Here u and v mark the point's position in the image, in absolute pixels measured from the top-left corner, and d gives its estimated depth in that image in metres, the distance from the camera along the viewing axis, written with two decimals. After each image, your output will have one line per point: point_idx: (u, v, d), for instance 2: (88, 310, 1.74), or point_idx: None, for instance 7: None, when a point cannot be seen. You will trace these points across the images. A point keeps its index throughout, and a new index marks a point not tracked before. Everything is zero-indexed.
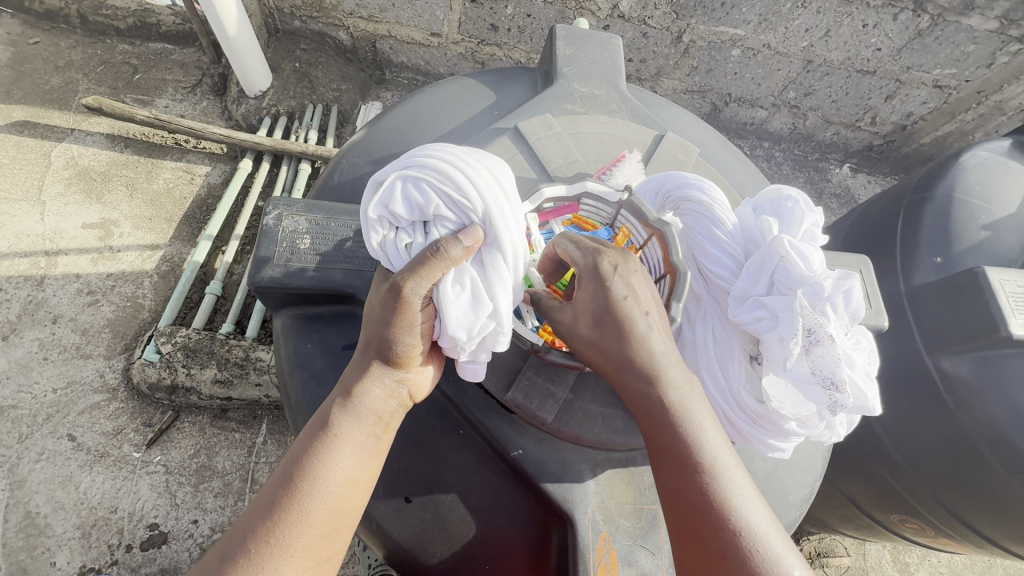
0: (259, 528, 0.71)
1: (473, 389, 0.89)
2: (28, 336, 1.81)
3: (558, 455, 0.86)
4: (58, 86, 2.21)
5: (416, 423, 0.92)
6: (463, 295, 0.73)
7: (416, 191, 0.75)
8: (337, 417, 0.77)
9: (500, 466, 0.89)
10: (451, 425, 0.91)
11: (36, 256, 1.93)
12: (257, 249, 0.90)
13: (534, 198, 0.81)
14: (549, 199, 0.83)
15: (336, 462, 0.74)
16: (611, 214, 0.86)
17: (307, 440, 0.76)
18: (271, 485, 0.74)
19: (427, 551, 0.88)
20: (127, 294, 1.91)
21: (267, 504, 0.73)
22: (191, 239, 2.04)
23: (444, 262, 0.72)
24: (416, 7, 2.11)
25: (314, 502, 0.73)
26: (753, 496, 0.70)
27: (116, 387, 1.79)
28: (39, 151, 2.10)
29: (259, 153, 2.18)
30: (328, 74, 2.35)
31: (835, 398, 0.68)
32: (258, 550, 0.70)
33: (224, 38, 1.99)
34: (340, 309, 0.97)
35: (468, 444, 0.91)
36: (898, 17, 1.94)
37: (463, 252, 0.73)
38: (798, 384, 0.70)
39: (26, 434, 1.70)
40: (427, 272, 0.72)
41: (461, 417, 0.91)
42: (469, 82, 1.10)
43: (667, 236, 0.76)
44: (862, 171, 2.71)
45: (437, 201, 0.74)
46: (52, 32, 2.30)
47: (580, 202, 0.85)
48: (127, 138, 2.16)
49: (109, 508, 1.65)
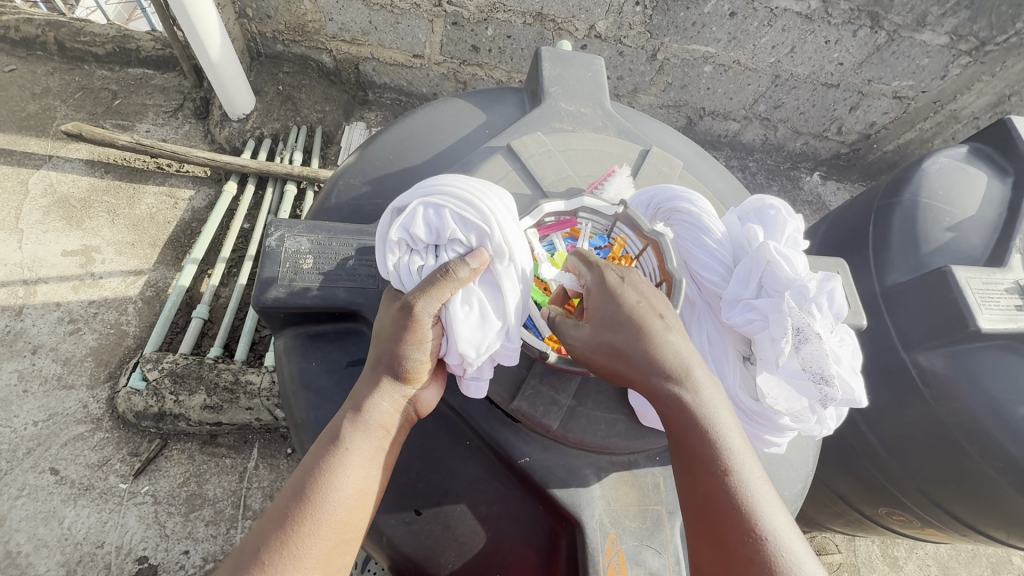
0: (272, 542, 0.72)
1: (478, 400, 0.90)
2: (7, 369, 1.76)
3: (564, 461, 0.88)
4: (36, 113, 2.19)
5: (424, 436, 0.93)
6: (473, 313, 0.77)
7: (432, 216, 0.78)
8: (349, 430, 0.78)
9: (507, 475, 0.90)
10: (458, 436, 0.93)
11: (14, 285, 1.88)
12: (260, 271, 0.91)
13: (534, 213, 0.84)
14: (549, 214, 0.86)
15: (346, 474, 0.76)
16: (607, 225, 0.89)
17: (318, 453, 0.77)
18: (282, 499, 0.75)
19: (439, 562, 0.88)
20: (111, 322, 1.88)
21: (279, 519, 0.73)
22: (176, 263, 2.02)
23: (454, 283, 0.75)
24: (398, 30, 2.16)
25: (325, 515, 0.74)
26: (772, 498, 0.73)
27: (100, 417, 1.74)
28: (16, 179, 2.06)
29: (244, 175, 2.18)
30: (311, 96, 2.37)
31: (825, 392, 0.72)
32: (270, 561, 0.70)
33: (207, 63, 2.00)
34: (343, 327, 0.98)
35: (475, 454, 0.92)
36: (857, 34, 2.05)
37: (474, 274, 0.76)
38: (791, 381, 0.73)
39: (6, 470, 1.65)
40: (436, 292, 0.75)
41: (467, 427, 0.93)
42: (459, 104, 1.14)
43: (661, 246, 0.80)
44: (832, 178, 2.83)
45: (452, 226, 0.77)
46: (28, 59, 2.28)
47: (578, 216, 0.89)
48: (107, 164, 2.14)
49: (95, 543, 1.60)
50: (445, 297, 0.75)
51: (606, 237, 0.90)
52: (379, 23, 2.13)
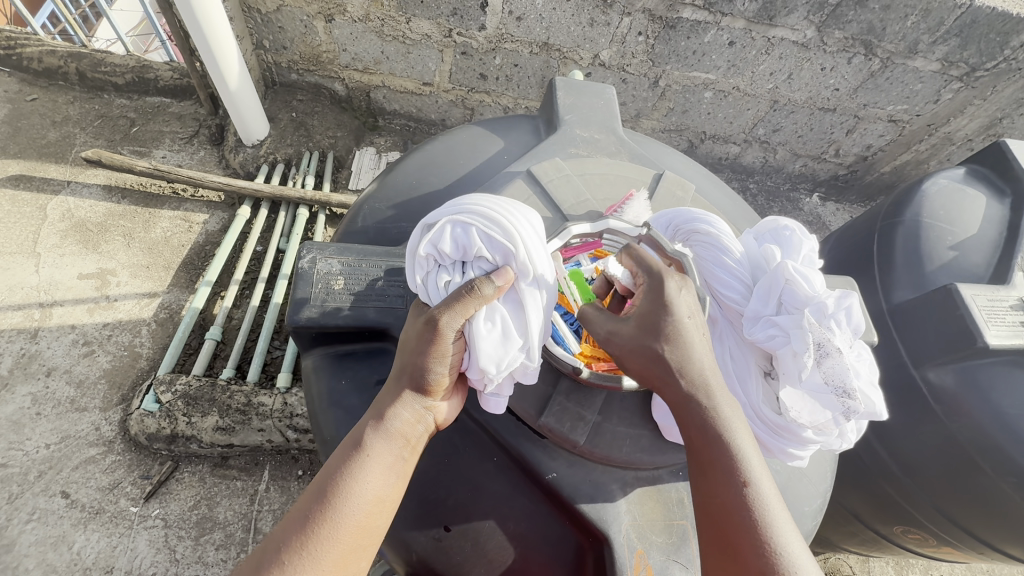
0: (293, 542, 0.74)
1: (505, 416, 0.92)
2: (21, 391, 1.77)
3: (590, 477, 0.89)
4: (56, 140, 2.25)
5: (451, 453, 0.94)
6: (494, 330, 0.80)
7: (462, 234, 0.81)
8: (370, 437, 0.81)
9: (534, 491, 0.91)
10: (485, 453, 0.94)
11: (29, 308, 1.90)
12: (294, 291, 0.94)
13: (563, 235, 0.88)
14: (576, 236, 0.90)
15: (366, 480, 0.78)
16: None
17: (340, 459, 0.80)
18: (304, 500, 0.78)
19: None
20: (125, 344, 1.89)
21: (300, 519, 0.75)
22: (190, 286, 2.04)
23: (477, 300, 0.78)
24: (409, 59, 2.23)
25: (345, 518, 0.76)
26: (779, 502, 0.75)
27: (112, 439, 1.75)
28: (35, 204, 2.10)
29: (257, 199, 2.23)
30: (323, 122, 2.44)
31: (848, 404, 0.74)
32: (291, 560, 0.73)
33: (224, 91, 2.07)
34: (372, 346, 1.00)
35: (502, 471, 0.93)
36: (852, 61, 2.13)
37: (498, 292, 0.80)
38: (814, 394, 0.76)
39: (17, 493, 1.64)
40: (461, 308, 0.78)
41: (494, 443, 0.94)
42: (477, 131, 1.18)
43: (685, 266, 0.82)
44: (831, 199, 2.89)
45: (481, 245, 0.80)
46: (49, 89, 2.35)
47: (602, 238, 0.92)
48: (124, 189, 2.19)
49: (105, 568, 1.58)
50: (471, 314, 0.78)
51: None
52: (391, 53, 2.21)
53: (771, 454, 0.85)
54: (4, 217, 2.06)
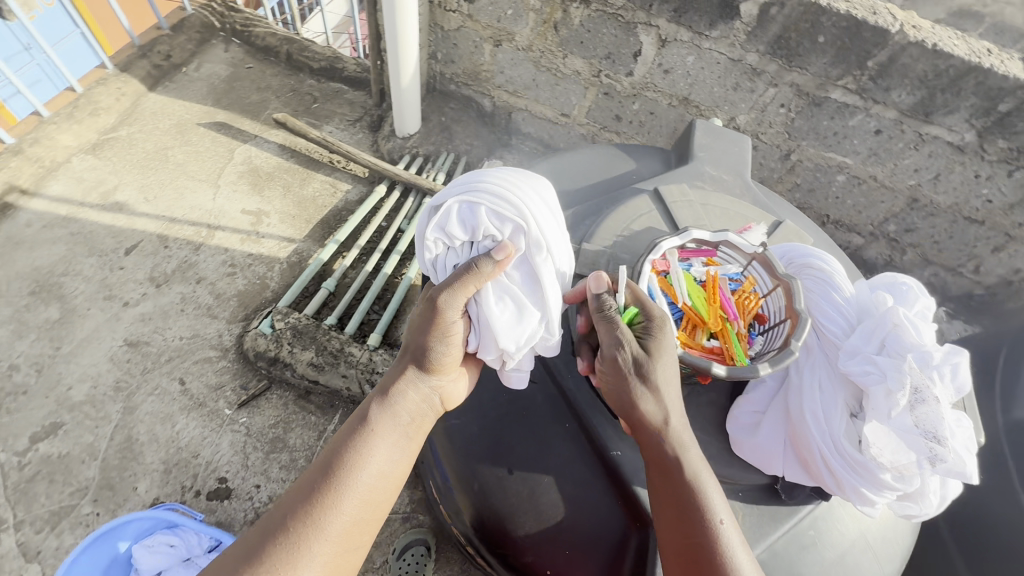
0: (306, 494, 0.97)
1: (586, 393, 1.10)
2: (175, 289, 2.12)
3: (651, 468, 0.97)
4: (255, 101, 2.72)
5: (531, 414, 1.13)
6: (499, 305, 0.98)
7: (470, 214, 0.95)
8: (374, 416, 1.05)
9: (593, 465, 1.07)
10: (560, 421, 1.11)
11: (199, 226, 2.29)
12: None
13: (682, 235, 0.97)
14: (694, 240, 0.99)
15: (367, 451, 1.02)
16: (741, 264, 1.00)
17: (348, 431, 1.04)
18: (317, 461, 1.02)
19: (518, 523, 1.07)
20: (259, 274, 2.21)
21: (315, 478, 0.99)
22: (321, 240, 2.34)
23: (477, 277, 0.96)
24: (556, 90, 2.45)
25: (349, 481, 0.99)
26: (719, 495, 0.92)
27: (228, 348, 2.03)
28: (227, 147, 2.55)
29: (394, 183, 2.52)
30: (465, 131, 2.71)
31: (935, 450, 0.80)
32: (303, 529, 0.94)
33: (396, 87, 2.40)
34: None
35: (572, 439, 1.09)
36: (1013, 174, 2.01)
37: (499, 270, 0.97)
38: (902, 433, 0.83)
39: (148, 369, 1.95)
40: (463, 283, 0.96)
41: (570, 414, 1.11)
42: (613, 150, 1.31)
43: (793, 287, 0.89)
44: (959, 318, 2.64)
45: (489, 224, 0.94)
46: (262, 61, 2.84)
47: (718, 250, 1.00)
48: (294, 150, 2.58)
49: (193, 453, 1.83)
50: (472, 292, 0.98)
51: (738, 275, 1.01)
52: (541, 82, 2.44)
53: (841, 492, 0.91)
54: (202, 151, 2.51)
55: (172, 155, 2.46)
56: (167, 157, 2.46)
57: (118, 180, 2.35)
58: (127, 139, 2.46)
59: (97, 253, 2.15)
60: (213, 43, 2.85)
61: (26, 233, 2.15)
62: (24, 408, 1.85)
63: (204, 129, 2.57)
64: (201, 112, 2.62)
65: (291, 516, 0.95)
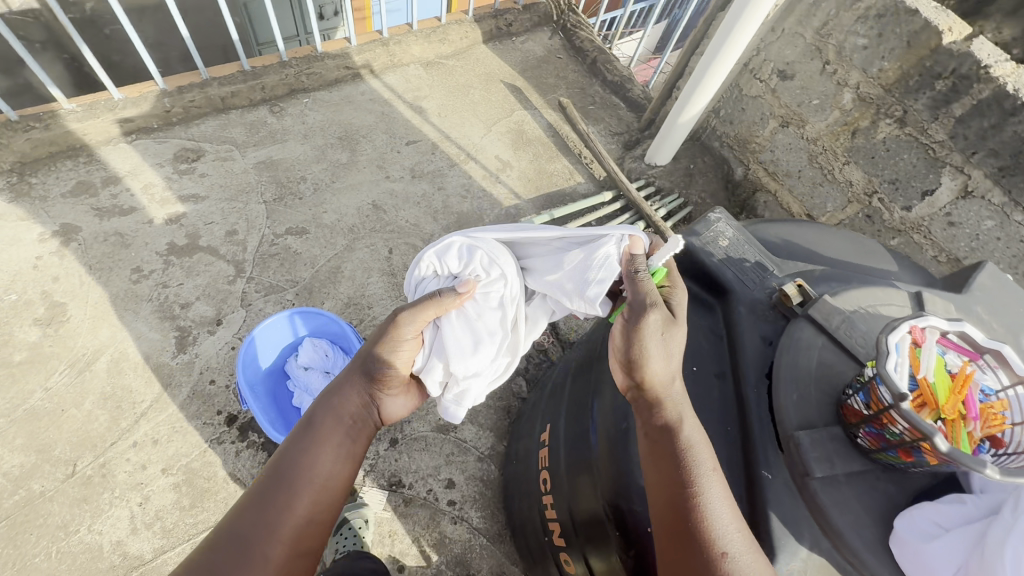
0: (248, 507, 0.97)
1: (765, 406, 0.95)
2: (420, 184, 2.53)
3: (795, 513, 0.86)
4: (549, 83, 3.11)
5: (695, 394, 1.04)
6: (463, 329, 1.19)
7: (459, 252, 1.20)
8: (319, 420, 1.10)
9: (738, 479, 0.93)
10: (723, 419, 0.99)
11: (462, 151, 2.68)
12: (695, 223, 1.23)
13: (958, 326, 0.87)
14: (964, 336, 0.88)
15: (311, 454, 1.05)
16: (999, 385, 0.85)
17: (293, 440, 1.06)
18: (262, 474, 1.02)
19: (635, 474, 1.02)
20: (481, 208, 2.54)
21: (265, 490, 0.99)
22: (538, 209, 2.62)
23: (437, 304, 1.17)
24: (815, 190, 2.41)
25: (297, 486, 1.00)
26: (722, 500, 0.87)
27: (431, 246, 2.37)
28: (511, 104, 2.94)
29: (620, 196, 2.72)
30: (705, 185, 2.77)
31: None
32: (253, 535, 0.94)
33: (672, 120, 2.56)
34: (700, 295, 1.17)
35: (726, 442, 0.97)
36: None
37: (459, 302, 1.18)
38: None
39: (373, 229, 2.36)
40: (422, 310, 1.16)
41: (737, 418, 0.98)
42: (883, 248, 1.26)
43: None
44: None
45: (478, 264, 1.19)
46: (571, 57, 3.25)
47: (983, 359, 0.87)
48: (557, 132, 2.91)
49: (368, 304, 2.17)
50: (433, 316, 1.19)
51: (986, 395, 0.85)
52: (806, 176, 2.42)
53: None
54: (493, 98, 2.93)
55: (472, 92, 2.92)
56: (468, 92, 2.92)
57: (429, 92, 2.86)
58: (450, 67, 2.98)
59: (391, 134, 2.64)
60: (543, 28, 3.32)
61: (357, 97, 2.71)
62: (292, 208, 2.32)
63: (503, 84, 3.01)
64: (508, 72, 3.07)
65: (240, 532, 0.94)
